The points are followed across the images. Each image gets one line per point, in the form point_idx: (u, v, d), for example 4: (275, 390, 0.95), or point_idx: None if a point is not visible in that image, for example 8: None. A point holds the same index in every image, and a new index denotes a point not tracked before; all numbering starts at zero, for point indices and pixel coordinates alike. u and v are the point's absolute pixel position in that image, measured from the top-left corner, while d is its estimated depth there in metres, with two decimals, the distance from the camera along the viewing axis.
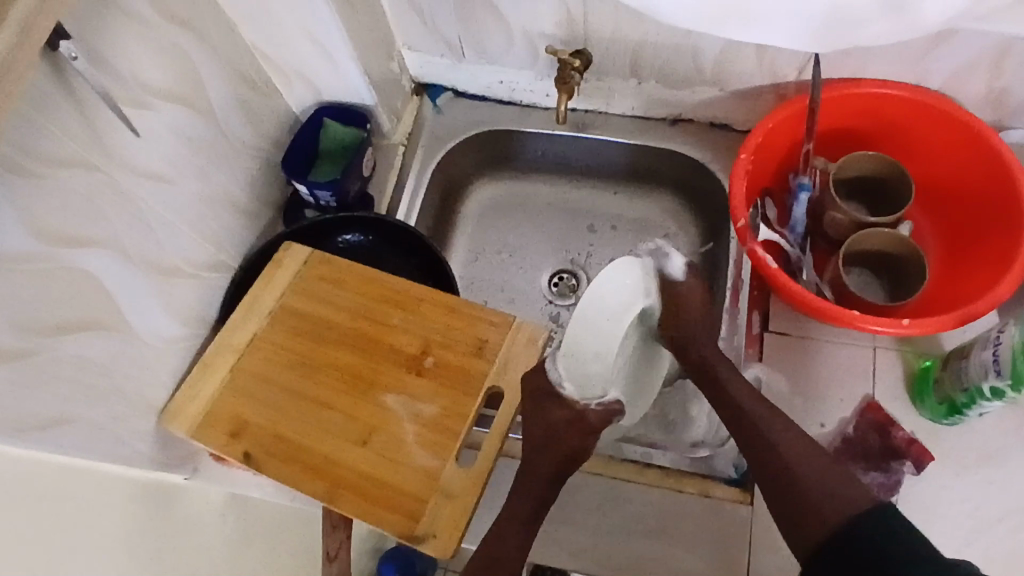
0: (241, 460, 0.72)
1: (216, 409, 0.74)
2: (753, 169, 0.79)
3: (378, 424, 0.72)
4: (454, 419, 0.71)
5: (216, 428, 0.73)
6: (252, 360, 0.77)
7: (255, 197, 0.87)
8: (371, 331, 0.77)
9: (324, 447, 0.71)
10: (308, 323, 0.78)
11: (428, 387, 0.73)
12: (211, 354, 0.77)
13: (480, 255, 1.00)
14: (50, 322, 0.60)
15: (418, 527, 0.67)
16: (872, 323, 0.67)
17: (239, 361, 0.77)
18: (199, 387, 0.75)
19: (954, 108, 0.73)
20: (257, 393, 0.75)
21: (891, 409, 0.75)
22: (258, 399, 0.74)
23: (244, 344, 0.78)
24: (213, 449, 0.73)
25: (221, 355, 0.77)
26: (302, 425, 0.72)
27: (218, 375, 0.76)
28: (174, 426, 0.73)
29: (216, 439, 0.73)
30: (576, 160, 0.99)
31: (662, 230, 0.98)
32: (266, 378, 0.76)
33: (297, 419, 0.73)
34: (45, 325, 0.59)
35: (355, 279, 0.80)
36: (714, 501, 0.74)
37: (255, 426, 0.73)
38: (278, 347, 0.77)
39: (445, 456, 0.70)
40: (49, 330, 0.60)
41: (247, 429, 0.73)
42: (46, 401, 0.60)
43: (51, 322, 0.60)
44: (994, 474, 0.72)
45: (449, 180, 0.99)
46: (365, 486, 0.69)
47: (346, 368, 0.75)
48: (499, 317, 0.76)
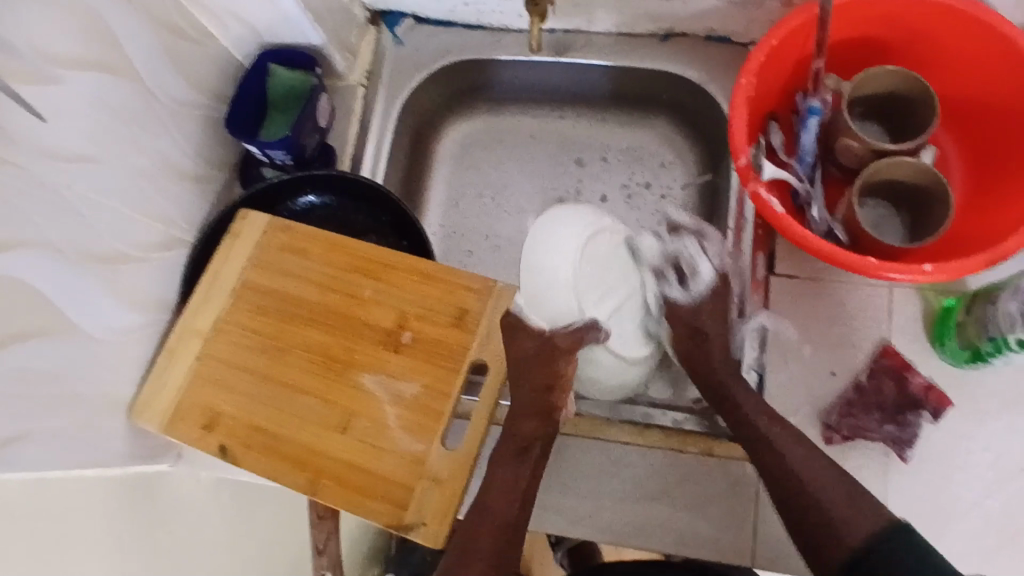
0: (218, 454, 0.68)
1: (186, 401, 0.70)
2: (755, 94, 0.70)
3: (357, 408, 0.67)
4: (437, 398, 0.67)
5: (189, 421, 0.69)
6: (218, 345, 0.71)
7: (203, 159, 0.79)
8: (343, 306, 0.71)
9: (303, 436, 0.67)
10: (276, 302, 0.72)
11: (408, 365, 0.68)
12: (175, 339, 0.72)
13: (460, 200, 0.92)
14: None
15: (406, 516, 0.63)
16: (889, 270, 0.60)
17: (205, 346, 0.72)
18: (166, 376, 0.71)
19: (984, 12, 0.62)
20: (228, 382, 0.70)
21: (910, 355, 0.70)
22: (229, 388, 0.70)
23: (207, 327, 0.72)
24: (188, 443, 0.69)
25: (185, 340, 0.72)
26: (278, 414, 0.68)
27: (184, 363, 0.71)
28: (144, 422, 0.69)
29: (189, 432, 0.69)
30: (558, 86, 0.89)
31: (657, 160, 0.89)
32: (235, 364, 0.71)
33: (271, 408, 0.68)
34: None
35: (320, 246, 0.73)
36: (718, 460, 0.71)
37: (229, 417, 0.69)
38: (246, 328, 0.72)
39: (430, 438, 0.65)
40: None
41: (222, 420, 0.69)
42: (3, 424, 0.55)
43: None
44: (1019, 421, 0.67)
45: (418, 119, 0.89)
46: (349, 476, 0.65)
47: (320, 349, 0.70)
48: (479, 282, 0.70)
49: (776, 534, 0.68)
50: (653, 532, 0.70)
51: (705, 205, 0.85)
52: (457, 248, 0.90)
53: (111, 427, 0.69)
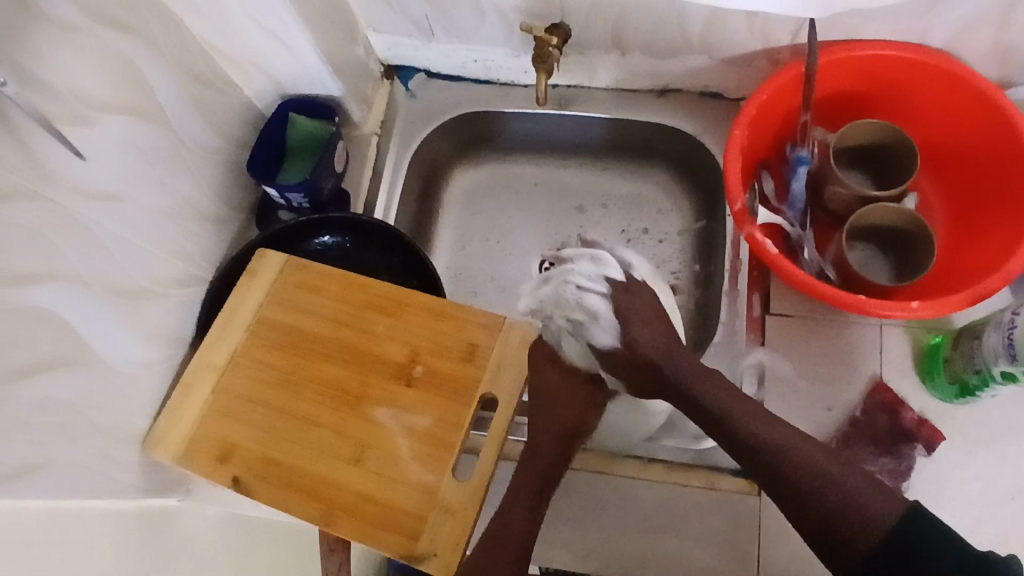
0: (231, 486, 0.69)
1: (200, 434, 0.71)
2: (748, 144, 0.75)
3: (370, 439, 0.69)
4: (447, 429, 0.68)
5: (203, 454, 0.71)
6: (233, 379, 0.73)
7: (223, 201, 0.83)
8: (356, 341, 0.73)
9: (315, 468, 0.68)
10: (290, 338, 0.74)
11: (419, 398, 0.70)
12: (191, 373, 0.74)
13: (467, 243, 0.96)
14: (13, 368, 0.55)
15: (417, 546, 0.64)
16: (880, 307, 0.64)
17: (220, 380, 0.73)
18: (181, 409, 0.72)
19: (958, 69, 0.68)
20: (243, 416, 0.72)
21: (901, 389, 0.73)
22: (244, 421, 0.71)
23: (223, 362, 0.74)
24: (202, 476, 0.70)
25: (201, 374, 0.74)
26: (291, 446, 0.70)
27: (199, 397, 0.73)
28: (159, 454, 0.71)
29: (202, 464, 0.70)
30: (560, 137, 0.94)
31: (655, 207, 0.94)
32: (249, 398, 0.72)
33: (285, 441, 0.70)
34: (11, 371, 0.55)
35: (334, 284, 0.76)
36: (720, 494, 0.72)
37: (243, 449, 0.70)
38: (260, 362, 0.74)
39: (440, 470, 0.67)
40: (13, 376, 0.55)
41: (235, 453, 0.70)
42: (24, 450, 0.56)
43: (15, 368, 0.55)
44: (1007, 452, 0.70)
45: (428, 166, 0.94)
46: (361, 507, 0.66)
47: (333, 383, 0.72)
48: (488, 318, 0.73)
49: (778, 565, 0.70)
50: (657, 564, 0.72)
51: (701, 250, 0.90)
52: (463, 289, 0.93)
53: (125, 458, 0.70)
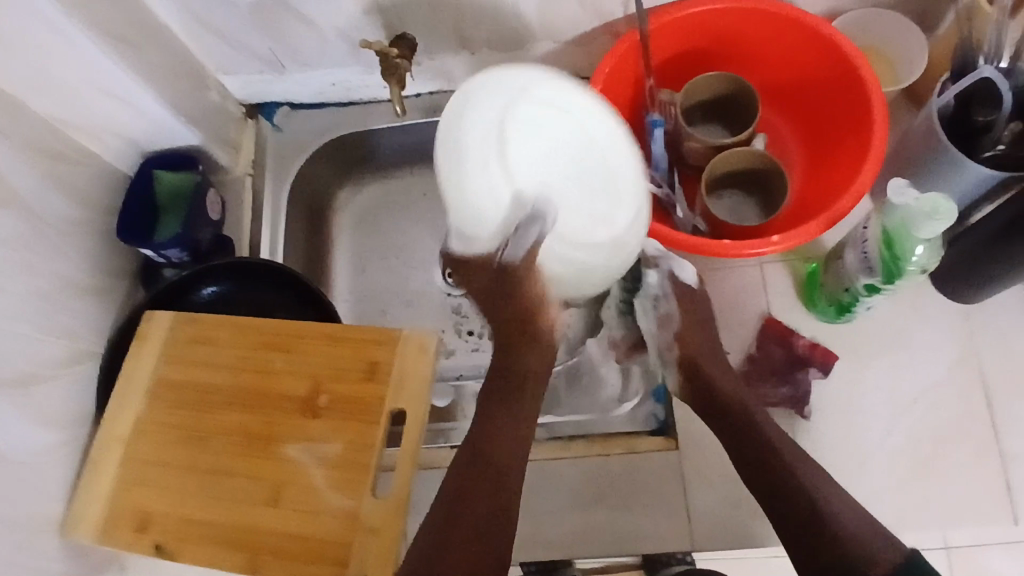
0: (156, 554, 0.68)
1: (117, 508, 0.70)
2: None
3: (284, 478, 0.68)
4: (360, 452, 0.68)
5: (123, 527, 0.69)
6: (141, 447, 0.72)
7: (102, 272, 0.81)
8: (257, 383, 0.72)
9: (236, 518, 0.67)
10: (190, 395, 0.73)
11: (328, 427, 0.70)
12: (98, 450, 0.72)
13: (368, 264, 0.96)
14: None
15: (348, 571, 0.64)
16: (746, 247, 0.66)
17: (129, 450, 0.72)
18: (90, 489, 0.71)
19: (780, 8, 0.71)
20: (156, 481, 0.70)
21: (793, 320, 0.76)
22: (158, 487, 0.70)
23: (128, 432, 0.73)
24: (126, 549, 0.69)
25: (107, 449, 0.72)
26: (207, 501, 0.69)
27: (111, 471, 0.71)
28: (79, 537, 0.69)
29: (123, 537, 0.69)
30: (436, 143, 0.95)
31: None
32: (160, 463, 0.71)
33: (202, 498, 0.69)
34: None
35: (226, 331, 0.75)
36: (642, 455, 0.74)
37: (162, 514, 0.69)
38: (164, 425, 0.72)
39: (360, 493, 0.67)
40: None
41: (153, 521, 0.69)
42: None
43: None
44: (900, 358, 0.73)
45: (312, 197, 0.94)
46: (288, 546, 0.66)
47: (241, 429, 0.71)
48: (384, 333, 0.72)
49: (710, 512, 0.72)
50: (598, 537, 0.73)
51: None
52: (370, 310, 0.93)
53: (44, 549, 0.68)
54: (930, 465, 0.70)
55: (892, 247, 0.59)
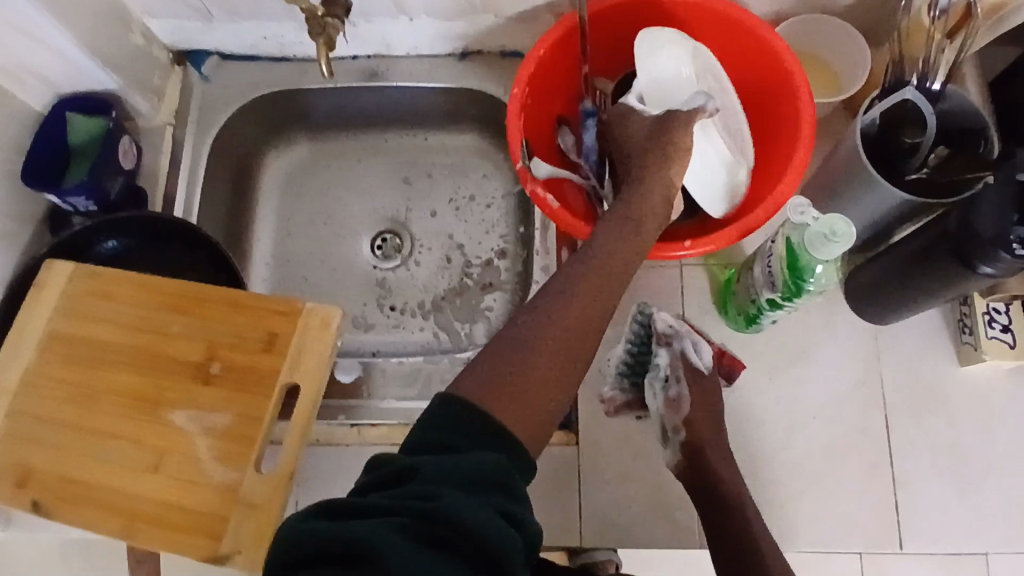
0: (32, 510, 0.67)
1: None
2: (534, 102, 0.74)
3: (169, 444, 0.67)
4: (249, 424, 0.67)
5: (1, 480, 0.68)
6: (27, 400, 0.70)
7: (5, 217, 0.77)
8: (152, 346, 0.71)
9: (115, 481, 0.66)
10: (83, 352, 0.71)
11: (220, 396, 0.68)
12: None
13: (294, 229, 0.93)
14: None
15: (222, 545, 0.63)
16: (655, 251, 0.65)
17: (14, 402, 0.70)
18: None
19: (720, 7, 0.69)
20: (38, 436, 0.69)
21: (705, 325, 0.75)
22: (39, 442, 0.68)
23: (15, 384, 0.71)
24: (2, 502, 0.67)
25: None
26: (87, 462, 0.67)
27: None
28: None
29: (0, 490, 0.67)
30: (373, 109, 0.92)
31: (478, 172, 0.94)
32: (44, 417, 0.69)
33: (84, 457, 0.67)
34: None
35: (126, 287, 0.73)
36: (541, 448, 0.74)
37: (42, 471, 0.67)
38: (54, 381, 0.71)
39: (243, 466, 0.66)
40: None
41: (32, 477, 0.67)
42: None
43: None
44: (805, 372, 0.73)
45: (239, 153, 0.91)
46: (163, 514, 0.65)
47: (131, 391, 0.69)
48: (286, 305, 0.71)
49: (600, 510, 0.72)
50: None
51: (524, 210, 0.91)
52: (292, 277, 0.91)
53: None
54: (822, 482, 0.70)
55: (795, 271, 0.59)
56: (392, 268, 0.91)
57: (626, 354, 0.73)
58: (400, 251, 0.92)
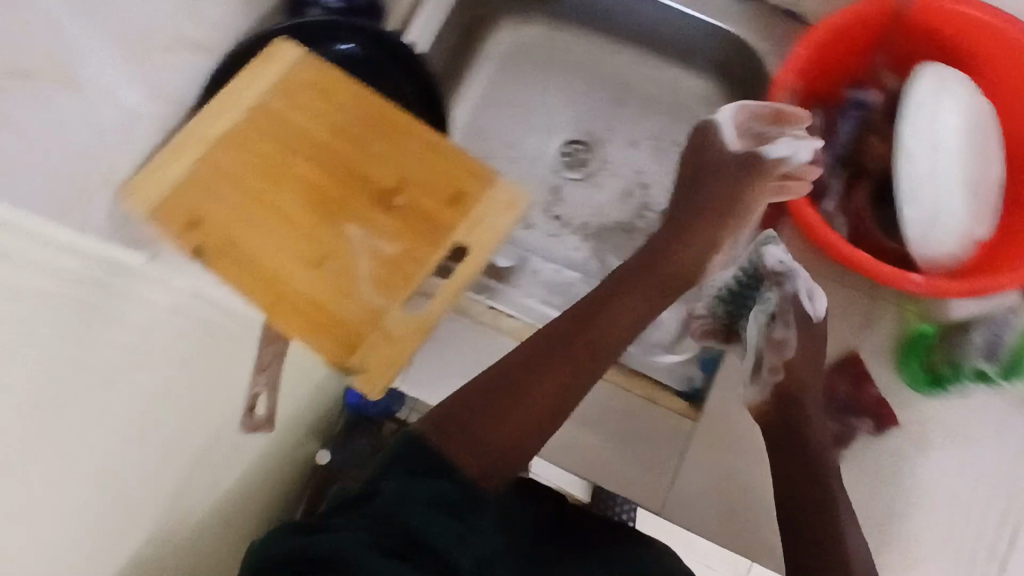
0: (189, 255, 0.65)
1: (176, 195, 0.67)
2: (812, 71, 0.70)
3: (334, 250, 0.67)
4: (413, 262, 0.68)
5: (172, 213, 0.66)
6: (221, 153, 0.70)
7: None
8: (351, 157, 0.71)
9: (276, 261, 0.66)
10: (285, 133, 0.71)
11: (394, 226, 0.69)
12: (183, 135, 0.70)
13: (493, 105, 0.92)
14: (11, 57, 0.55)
15: (353, 360, 0.65)
16: (871, 264, 0.62)
17: (208, 150, 0.69)
18: (154, 166, 0.68)
19: None
20: (220, 188, 0.68)
21: (872, 364, 0.71)
22: (219, 194, 0.68)
23: (216, 135, 0.70)
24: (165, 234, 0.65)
25: (193, 138, 0.70)
26: (255, 233, 0.67)
27: (185, 160, 0.69)
28: (132, 202, 0.66)
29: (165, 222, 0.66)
30: (619, 19, 0.88)
31: (693, 123, 0.90)
32: (231, 175, 0.69)
33: (254, 227, 0.67)
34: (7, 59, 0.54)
35: (347, 94, 0.73)
36: (659, 408, 0.71)
37: (215, 221, 0.66)
38: (249, 147, 0.70)
39: (394, 296, 0.67)
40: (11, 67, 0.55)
41: (199, 224, 0.66)
42: None
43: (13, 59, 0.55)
44: (956, 454, 0.68)
45: (477, 9, 0.89)
46: (309, 309, 0.65)
47: (318, 188, 0.69)
48: (483, 171, 0.71)
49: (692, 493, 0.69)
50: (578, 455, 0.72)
51: None
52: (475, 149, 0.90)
53: None
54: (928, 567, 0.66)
55: None
56: (572, 179, 0.89)
57: (732, 282, 0.71)
58: (585, 167, 0.89)
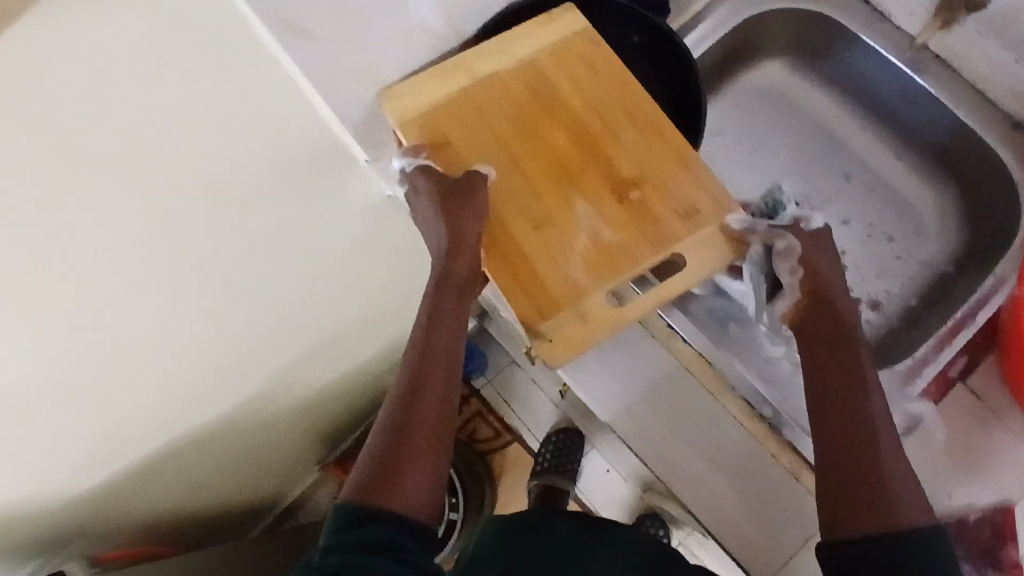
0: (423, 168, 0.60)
1: (435, 116, 0.62)
2: None
3: (557, 216, 0.60)
4: (626, 258, 0.58)
5: (420, 129, 0.61)
6: (482, 94, 0.62)
7: None
8: (599, 134, 0.61)
9: (500, 207, 0.60)
10: (547, 85, 0.63)
11: (620, 217, 0.59)
12: (451, 62, 0.62)
13: (721, 133, 0.93)
14: None
15: (539, 321, 0.57)
16: None
17: (472, 87, 0.62)
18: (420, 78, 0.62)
19: None
20: (470, 125, 0.62)
21: None
22: (469, 128, 0.62)
23: (485, 75, 0.62)
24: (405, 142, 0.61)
25: (459, 70, 0.62)
26: (490, 175, 0.61)
27: (442, 89, 0.62)
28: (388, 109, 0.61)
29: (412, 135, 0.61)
30: (885, 99, 0.87)
31: (915, 224, 0.87)
32: (481, 117, 0.62)
33: (486, 167, 0.61)
34: None
35: (611, 73, 0.63)
36: (797, 484, 0.71)
37: (458, 152, 0.61)
38: (506, 88, 0.62)
39: (599, 281, 0.58)
40: None
41: (445, 148, 0.61)
42: None
43: None
44: None
45: (752, 38, 0.88)
46: (516, 260, 0.59)
47: (559, 151, 0.61)
48: (729, 201, 0.58)
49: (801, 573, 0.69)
50: (701, 493, 0.72)
51: (929, 289, 0.84)
52: None
53: None
54: None
55: None
56: None
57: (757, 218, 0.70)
58: None
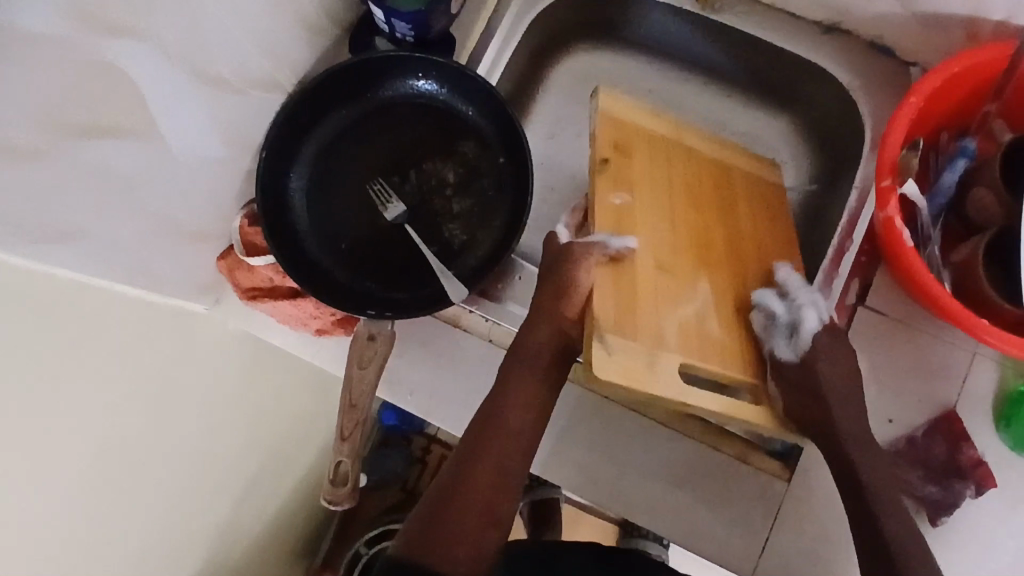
0: (601, 149, 0.60)
1: (620, 126, 0.62)
2: (918, 119, 0.66)
3: (682, 274, 0.59)
4: (730, 358, 0.59)
5: (608, 130, 0.61)
6: (660, 144, 0.64)
7: (325, 11, 0.73)
8: (741, 241, 0.64)
9: (643, 220, 0.59)
10: (724, 184, 0.66)
11: (727, 321, 0.60)
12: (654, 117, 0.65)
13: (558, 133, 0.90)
14: (78, 122, 0.52)
15: (614, 330, 0.54)
16: (986, 333, 0.58)
17: (649, 122, 0.64)
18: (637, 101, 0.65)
19: None
20: (658, 164, 0.63)
21: (971, 424, 0.69)
22: (653, 165, 0.62)
23: (660, 130, 0.64)
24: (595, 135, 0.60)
25: (641, 114, 0.64)
26: (646, 209, 0.60)
27: (647, 117, 0.64)
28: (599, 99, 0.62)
29: (601, 130, 0.61)
30: (697, 49, 0.86)
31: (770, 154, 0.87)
32: (667, 161, 0.63)
33: (652, 198, 0.61)
34: (73, 125, 0.52)
35: (772, 197, 0.69)
36: (749, 468, 0.69)
37: (638, 172, 0.61)
38: (686, 164, 0.65)
39: (685, 353, 0.56)
40: (75, 134, 0.53)
41: (629, 161, 0.60)
42: (72, 208, 0.55)
43: (78, 124, 0.53)
44: None
45: (546, 31, 0.87)
46: (626, 267, 0.57)
47: (713, 245, 0.62)
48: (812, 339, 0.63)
49: (783, 555, 0.67)
50: (661, 515, 0.69)
51: (806, 215, 0.84)
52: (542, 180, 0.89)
53: (169, 248, 0.66)
54: None
55: None
56: None
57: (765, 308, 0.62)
58: None
